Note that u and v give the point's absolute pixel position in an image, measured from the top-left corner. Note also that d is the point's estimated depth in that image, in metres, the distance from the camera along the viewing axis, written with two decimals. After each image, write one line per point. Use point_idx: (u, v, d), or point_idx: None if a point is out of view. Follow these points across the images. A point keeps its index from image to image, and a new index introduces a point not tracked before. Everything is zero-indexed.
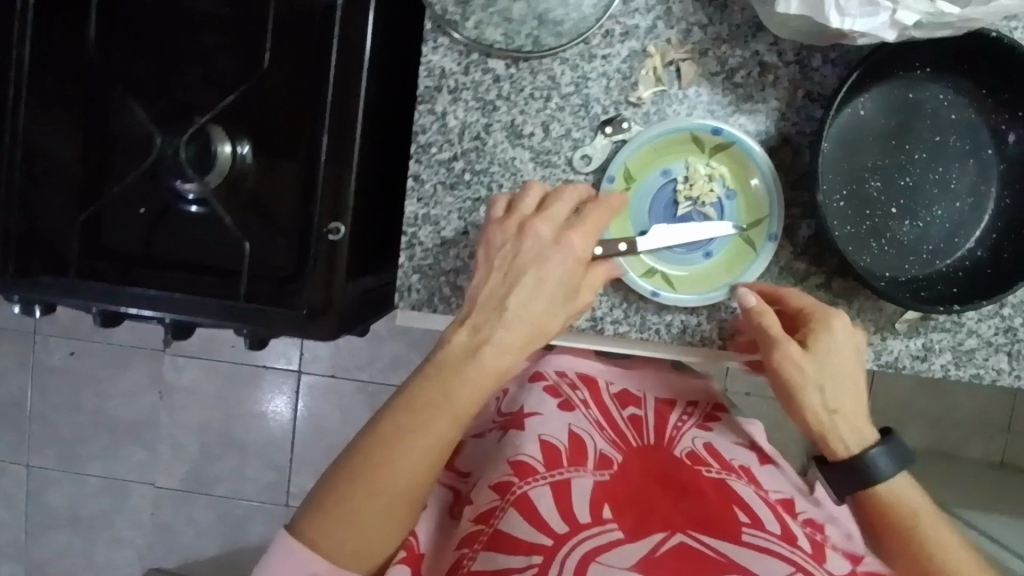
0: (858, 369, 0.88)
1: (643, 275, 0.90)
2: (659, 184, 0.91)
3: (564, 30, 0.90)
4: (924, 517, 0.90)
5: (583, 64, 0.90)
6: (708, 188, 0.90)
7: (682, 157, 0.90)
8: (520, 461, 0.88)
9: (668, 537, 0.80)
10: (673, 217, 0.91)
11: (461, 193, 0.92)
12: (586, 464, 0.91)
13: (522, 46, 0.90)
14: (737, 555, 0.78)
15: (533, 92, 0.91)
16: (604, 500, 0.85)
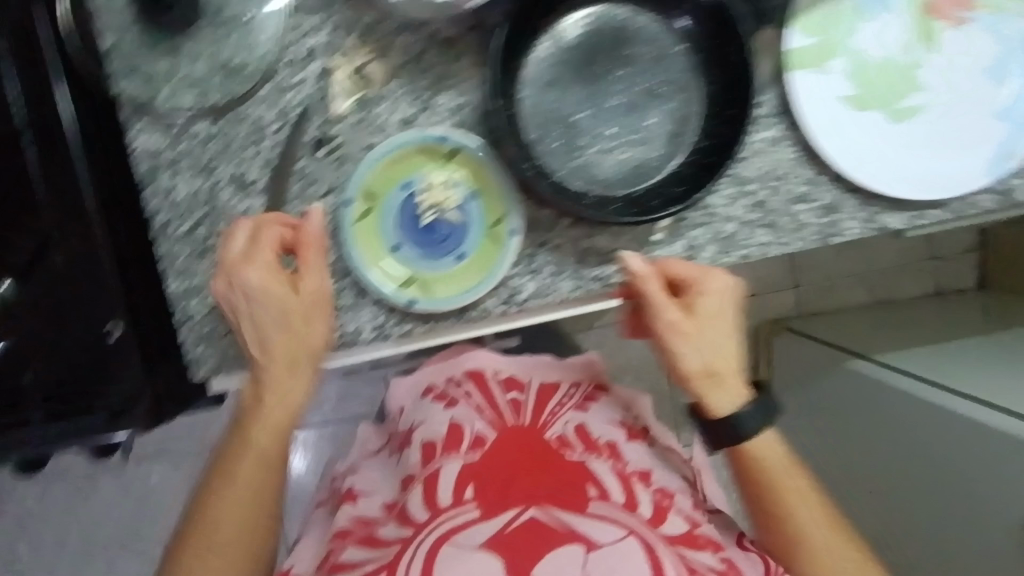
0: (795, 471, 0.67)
1: (400, 283, 0.64)
2: (401, 202, 0.64)
3: (250, 71, 0.63)
4: (780, 476, 0.66)
5: (373, 112, 0.63)
6: (447, 190, 0.64)
7: (412, 169, 0.63)
8: (429, 441, 0.73)
9: (520, 510, 0.61)
10: (418, 229, 0.64)
11: (699, 235, 0.66)
12: (457, 448, 0.71)
13: (182, 110, 0.63)
14: (579, 522, 0.61)
15: (293, 160, 0.64)
16: (469, 477, 0.66)
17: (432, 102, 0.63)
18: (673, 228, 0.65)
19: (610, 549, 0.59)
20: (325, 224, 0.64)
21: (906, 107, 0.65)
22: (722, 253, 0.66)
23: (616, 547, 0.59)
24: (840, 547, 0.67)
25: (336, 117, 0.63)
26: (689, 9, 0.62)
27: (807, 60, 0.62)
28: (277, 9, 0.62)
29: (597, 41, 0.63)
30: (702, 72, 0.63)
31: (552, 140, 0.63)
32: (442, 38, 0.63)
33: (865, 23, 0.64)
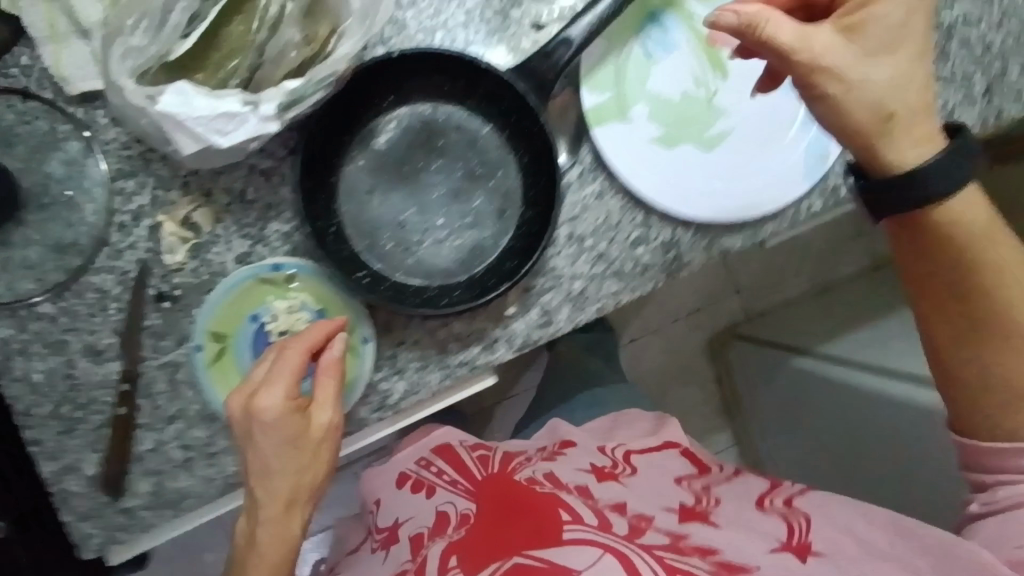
0: (993, 233, 0.58)
1: None
2: (253, 336, 0.64)
3: (82, 244, 0.64)
4: (986, 273, 0.58)
5: (209, 254, 0.65)
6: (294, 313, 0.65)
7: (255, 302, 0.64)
8: (418, 534, 0.67)
9: (502, 562, 0.56)
10: None
11: (550, 299, 0.67)
12: (444, 530, 0.64)
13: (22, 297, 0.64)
14: (559, 555, 0.55)
15: (141, 318, 0.64)
16: (456, 546, 0.60)
17: (264, 232, 0.65)
18: (523, 297, 0.66)
19: None
20: (185, 373, 0.65)
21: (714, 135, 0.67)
22: (577, 311, 0.67)
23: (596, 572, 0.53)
24: (1020, 349, 0.59)
25: (174, 268, 0.64)
26: (484, 92, 0.64)
27: (606, 116, 0.65)
28: (95, 180, 0.64)
29: (406, 141, 0.65)
30: (513, 147, 0.66)
31: (384, 243, 0.64)
32: (261, 171, 0.65)
33: (655, 69, 0.66)
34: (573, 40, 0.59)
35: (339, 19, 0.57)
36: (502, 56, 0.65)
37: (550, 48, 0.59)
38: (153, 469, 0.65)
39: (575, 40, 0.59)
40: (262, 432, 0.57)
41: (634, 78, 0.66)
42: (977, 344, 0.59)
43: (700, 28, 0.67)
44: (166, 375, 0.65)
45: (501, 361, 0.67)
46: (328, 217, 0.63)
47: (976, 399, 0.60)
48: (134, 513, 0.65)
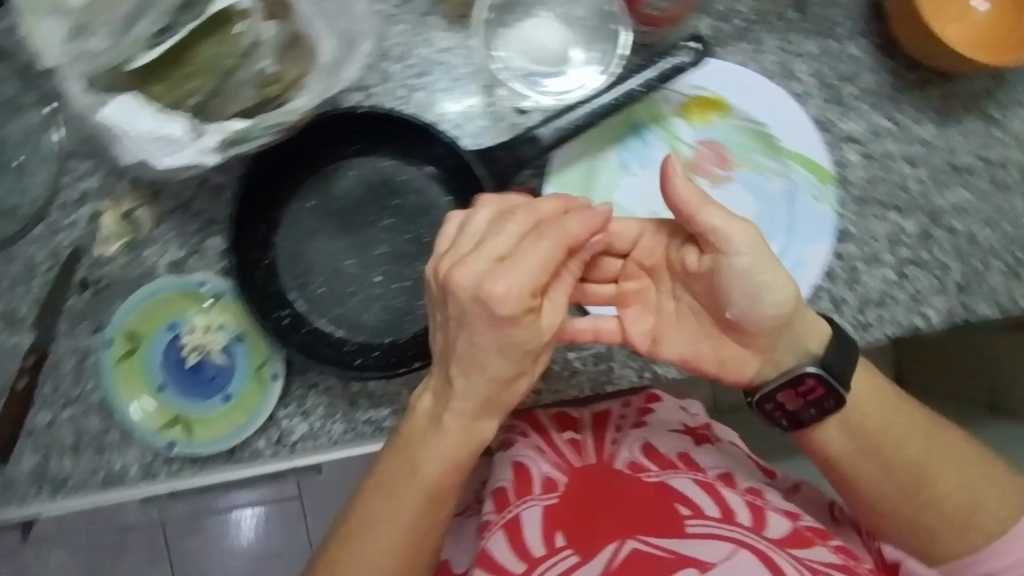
0: (900, 410, 0.61)
1: (163, 424, 0.64)
2: (168, 343, 0.65)
3: (24, 214, 0.64)
4: (894, 446, 0.61)
5: (145, 252, 0.64)
6: (212, 331, 0.64)
7: (178, 311, 0.65)
8: (499, 488, 0.69)
9: (620, 543, 0.64)
10: (183, 368, 0.64)
11: None
12: (530, 490, 0.68)
13: None
14: (685, 547, 0.63)
15: (62, 297, 0.64)
16: (555, 521, 0.66)
17: (202, 245, 0.65)
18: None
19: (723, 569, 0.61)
20: (93, 361, 0.65)
21: None
22: None
23: (730, 564, 0.61)
24: (925, 425, 0.61)
25: (106, 258, 0.64)
26: (447, 163, 0.64)
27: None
28: (50, 155, 0.64)
29: (364, 193, 0.65)
30: None
31: (316, 286, 0.64)
32: (214, 184, 0.64)
33: (626, 182, 0.66)
34: (541, 140, 0.59)
35: (310, 68, 0.57)
36: (476, 133, 0.65)
37: (517, 142, 0.59)
38: (42, 445, 0.65)
39: (543, 141, 0.59)
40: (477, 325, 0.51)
41: (603, 186, 0.66)
42: (893, 506, 0.62)
43: (682, 153, 0.66)
44: (75, 358, 0.65)
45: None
46: (263, 249, 0.63)
47: (962, 529, 0.61)
48: (13, 483, 0.65)
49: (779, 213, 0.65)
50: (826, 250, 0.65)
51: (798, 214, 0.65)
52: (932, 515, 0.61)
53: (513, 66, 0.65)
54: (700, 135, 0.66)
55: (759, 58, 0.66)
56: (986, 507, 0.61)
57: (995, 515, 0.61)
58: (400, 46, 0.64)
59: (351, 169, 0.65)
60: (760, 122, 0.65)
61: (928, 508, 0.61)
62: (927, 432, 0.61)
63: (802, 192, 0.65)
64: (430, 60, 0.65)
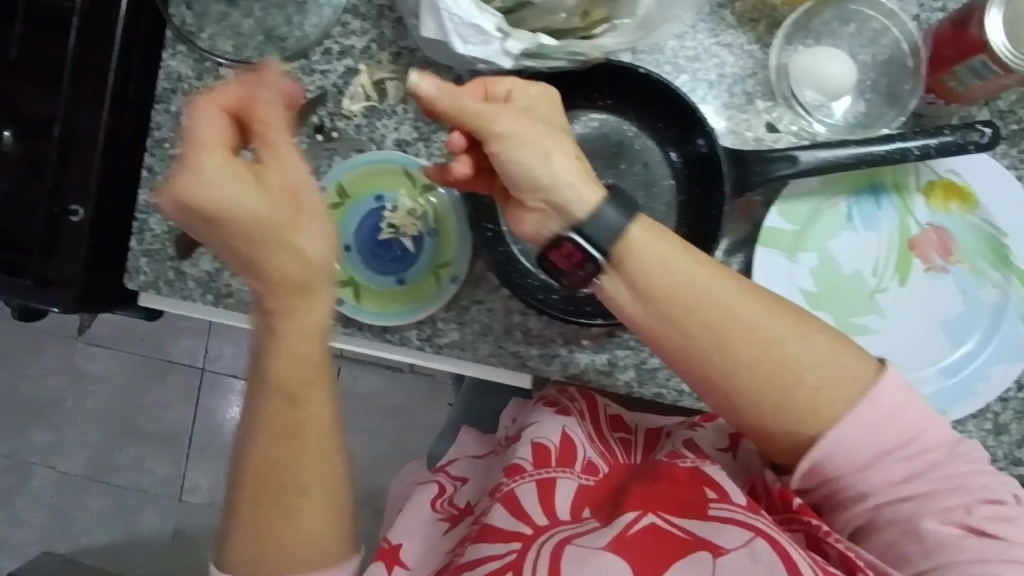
0: (697, 281, 0.54)
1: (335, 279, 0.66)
2: (368, 210, 0.67)
3: (289, 45, 0.67)
4: (707, 306, 0.53)
5: (379, 122, 0.67)
6: (414, 216, 0.67)
7: (389, 186, 0.67)
8: (540, 443, 0.65)
9: (639, 511, 0.57)
10: (372, 238, 0.67)
11: (623, 356, 0.67)
12: (571, 465, 0.64)
13: (215, 51, 0.67)
14: (706, 528, 0.55)
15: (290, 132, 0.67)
16: (586, 499, 0.62)
17: (432, 136, 0.67)
18: (601, 338, 0.67)
19: (738, 553, 0.52)
20: None
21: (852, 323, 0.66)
22: (638, 382, 0.67)
23: (746, 552, 0.52)
24: (769, 325, 0.54)
25: (344, 114, 0.67)
26: (689, 151, 0.64)
27: (777, 241, 0.64)
28: (333, 3, 0.67)
29: (596, 148, 0.66)
30: (680, 211, 0.65)
31: None
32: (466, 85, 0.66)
33: (843, 234, 0.66)
34: (799, 161, 0.59)
35: (620, 12, 0.56)
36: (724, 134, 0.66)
37: (773, 156, 0.59)
38: (221, 255, 0.68)
39: (800, 163, 0.59)
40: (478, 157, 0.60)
41: (820, 230, 0.66)
42: (722, 403, 0.56)
43: (910, 229, 0.65)
44: None
45: (546, 375, 0.67)
46: None
47: (775, 379, 0.54)
48: (184, 278, 0.69)
49: (981, 322, 0.65)
50: (1013, 375, 0.64)
51: (1000, 330, 0.64)
52: (788, 413, 0.54)
53: (800, 92, 0.64)
54: (933, 219, 0.65)
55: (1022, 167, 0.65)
56: (835, 391, 0.54)
57: (842, 395, 0.54)
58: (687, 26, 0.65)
59: (593, 120, 0.66)
60: (999, 230, 0.64)
61: (760, 390, 0.54)
62: (755, 299, 0.55)
63: (1011, 312, 0.64)
64: (706, 49, 0.66)
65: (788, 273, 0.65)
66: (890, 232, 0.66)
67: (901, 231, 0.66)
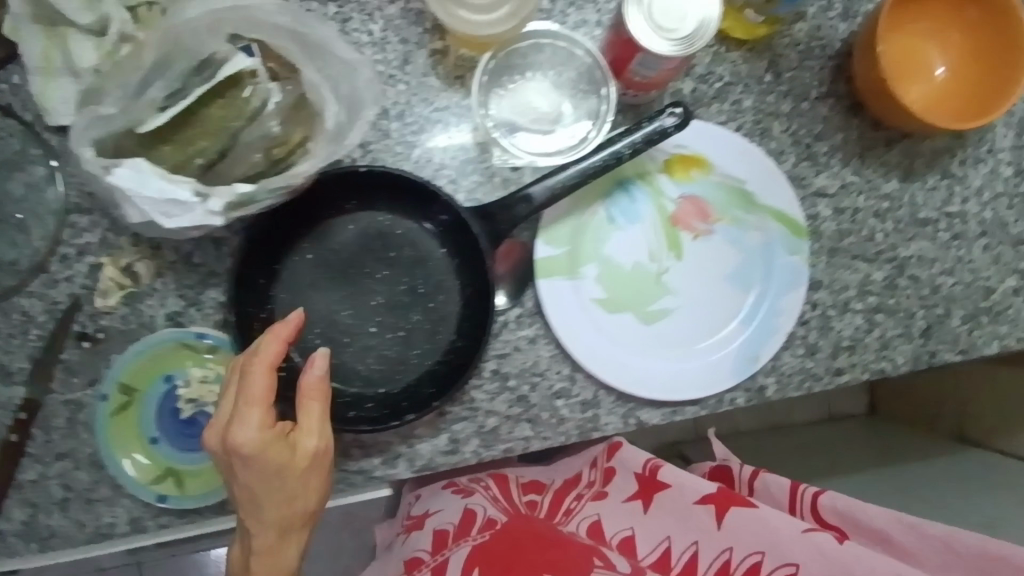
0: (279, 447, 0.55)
1: (152, 479, 0.63)
2: (163, 396, 0.65)
3: (23, 267, 0.65)
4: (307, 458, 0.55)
5: (143, 304, 0.66)
6: (211, 385, 0.66)
7: (173, 366, 0.65)
8: (442, 529, 0.74)
9: None
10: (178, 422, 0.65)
11: (461, 428, 0.67)
12: (468, 533, 0.72)
13: None
14: None
15: (55, 349, 0.65)
16: (477, 558, 0.68)
17: (200, 297, 0.66)
18: (434, 422, 0.67)
19: None
20: (86, 414, 0.65)
21: (653, 310, 0.69)
22: (484, 447, 0.68)
23: None
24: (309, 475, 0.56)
25: (103, 310, 0.65)
26: (442, 220, 0.66)
27: (556, 269, 0.67)
28: (54, 209, 0.65)
29: (360, 245, 0.67)
30: (460, 275, 0.68)
31: (311, 337, 0.65)
32: (213, 236, 0.66)
33: (615, 235, 0.69)
34: (534, 199, 0.62)
35: (315, 130, 0.59)
36: (471, 188, 0.68)
37: (512, 201, 0.62)
38: (30, 501, 0.64)
39: (536, 200, 0.62)
40: (245, 468, 0.53)
41: (592, 240, 0.69)
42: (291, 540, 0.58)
43: (667, 208, 0.70)
44: (67, 412, 0.65)
45: (399, 477, 0.67)
46: (261, 303, 0.64)
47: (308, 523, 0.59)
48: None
49: (758, 265, 0.70)
50: (800, 300, 0.69)
51: (775, 267, 0.70)
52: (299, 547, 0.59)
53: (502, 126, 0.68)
54: (682, 191, 0.70)
55: (736, 117, 0.71)
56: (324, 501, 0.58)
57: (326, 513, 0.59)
58: (401, 104, 0.67)
59: (349, 222, 0.67)
60: (738, 180, 0.70)
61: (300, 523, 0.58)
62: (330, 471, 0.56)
63: (778, 245, 0.70)
64: (427, 118, 0.67)
65: (577, 289, 0.68)
66: (654, 217, 0.70)
67: (662, 213, 0.70)
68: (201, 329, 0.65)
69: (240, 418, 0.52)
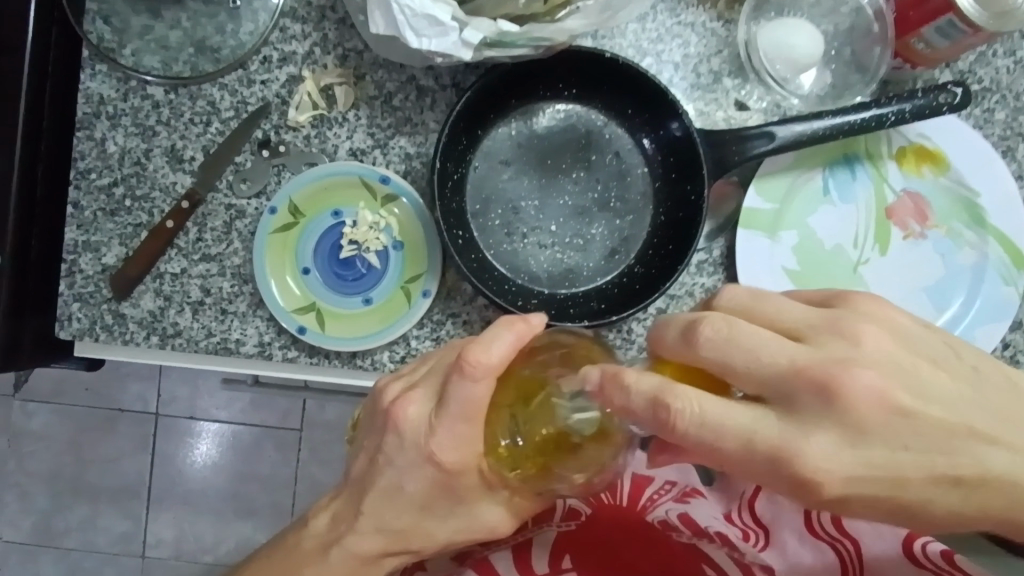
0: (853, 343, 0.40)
1: (294, 307, 0.61)
2: (326, 229, 0.62)
3: (223, 55, 0.62)
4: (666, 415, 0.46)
5: (329, 130, 0.62)
6: (376, 234, 0.62)
7: (346, 201, 0.62)
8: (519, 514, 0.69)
9: None
10: (334, 259, 0.62)
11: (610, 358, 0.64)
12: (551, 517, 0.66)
13: (144, 67, 0.62)
14: None
15: (232, 148, 0.62)
16: (566, 545, 0.64)
17: (388, 141, 0.63)
18: None
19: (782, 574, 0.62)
20: (244, 224, 0.62)
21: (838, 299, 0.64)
22: None
23: None
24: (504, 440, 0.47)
25: (289, 124, 0.62)
26: (660, 136, 0.62)
27: (758, 222, 0.62)
28: (271, 9, 0.62)
29: (563, 138, 0.63)
30: (656, 200, 0.63)
31: (491, 217, 0.62)
32: (419, 84, 0.63)
33: (823, 209, 0.64)
34: (774, 137, 0.57)
35: None
36: (694, 113, 0.64)
37: (750, 133, 0.57)
38: (165, 292, 0.62)
39: (777, 139, 0.57)
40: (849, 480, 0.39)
41: (798, 206, 0.64)
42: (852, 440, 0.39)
43: (886, 197, 0.65)
44: (227, 215, 0.62)
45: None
46: (458, 163, 0.60)
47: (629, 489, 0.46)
48: (123, 321, 0.62)
49: (963, 285, 0.64)
50: (1000, 335, 0.64)
51: (981, 294, 0.64)
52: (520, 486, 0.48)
53: (771, 67, 0.61)
54: (908, 185, 0.65)
55: (985, 126, 0.65)
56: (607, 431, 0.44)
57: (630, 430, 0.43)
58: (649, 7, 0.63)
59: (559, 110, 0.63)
60: (973, 191, 0.64)
61: None
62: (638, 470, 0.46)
63: (991, 272, 0.64)
64: (668, 30, 0.63)
65: (769, 250, 0.62)
66: (868, 202, 0.65)
67: (878, 200, 0.65)
68: (384, 173, 0.62)
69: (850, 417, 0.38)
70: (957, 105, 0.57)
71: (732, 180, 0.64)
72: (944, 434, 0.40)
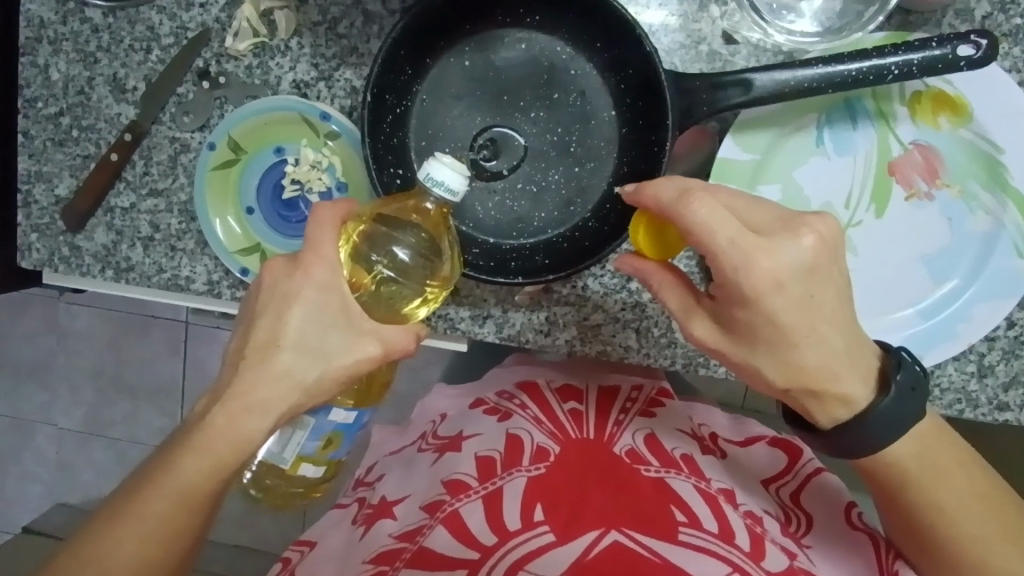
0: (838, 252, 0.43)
1: (235, 248, 0.59)
2: (269, 167, 0.60)
3: None
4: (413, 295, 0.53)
5: (271, 60, 0.58)
6: (317, 174, 0.59)
7: (287, 138, 0.59)
8: (486, 456, 0.65)
9: (601, 533, 0.56)
10: (276, 198, 0.60)
11: (562, 313, 0.61)
12: (519, 461, 0.63)
13: None
14: (674, 554, 0.55)
15: (172, 78, 0.59)
16: (537, 494, 0.60)
17: (332, 74, 0.58)
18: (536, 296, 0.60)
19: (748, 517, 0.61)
20: (189, 158, 0.60)
21: None
22: (579, 340, 0.61)
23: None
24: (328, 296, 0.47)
25: (230, 53, 0.58)
26: (625, 77, 0.55)
27: (732, 173, 0.56)
28: None
29: (520, 72, 0.57)
30: (620, 145, 0.57)
31: None
32: (366, 9, 0.57)
33: (810, 161, 0.57)
34: (751, 85, 0.49)
35: None
36: (670, 47, 0.56)
37: (724, 79, 0.49)
38: (116, 226, 0.62)
39: (754, 88, 0.49)
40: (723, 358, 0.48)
41: (783, 158, 0.57)
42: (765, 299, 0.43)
43: (890, 149, 0.56)
44: (171, 150, 0.60)
45: (480, 338, 0.62)
46: (401, 96, 0.56)
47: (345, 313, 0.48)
48: (78, 253, 0.62)
49: (966, 255, 0.57)
50: (1004, 314, 0.56)
51: (989, 266, 0.56)
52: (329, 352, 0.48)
53: None
54: (918, 136, 0.56)
55: None
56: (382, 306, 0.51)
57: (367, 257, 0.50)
58: None
59: (518, 40, 0.57)
60: (995, 145, 0.55)
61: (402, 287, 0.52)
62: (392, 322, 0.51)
63: (1004, 241, 0.56)
64: None
65: None
66: (866, 155, 0.57)
67: (879, 153, 0.57)
68: (326, 109, 0.58)
69: (783, 252, 0.42)
70: (977, 57, 0.48)
71: (711, 128, 0.58)
72: (838, 326, 0.45)
